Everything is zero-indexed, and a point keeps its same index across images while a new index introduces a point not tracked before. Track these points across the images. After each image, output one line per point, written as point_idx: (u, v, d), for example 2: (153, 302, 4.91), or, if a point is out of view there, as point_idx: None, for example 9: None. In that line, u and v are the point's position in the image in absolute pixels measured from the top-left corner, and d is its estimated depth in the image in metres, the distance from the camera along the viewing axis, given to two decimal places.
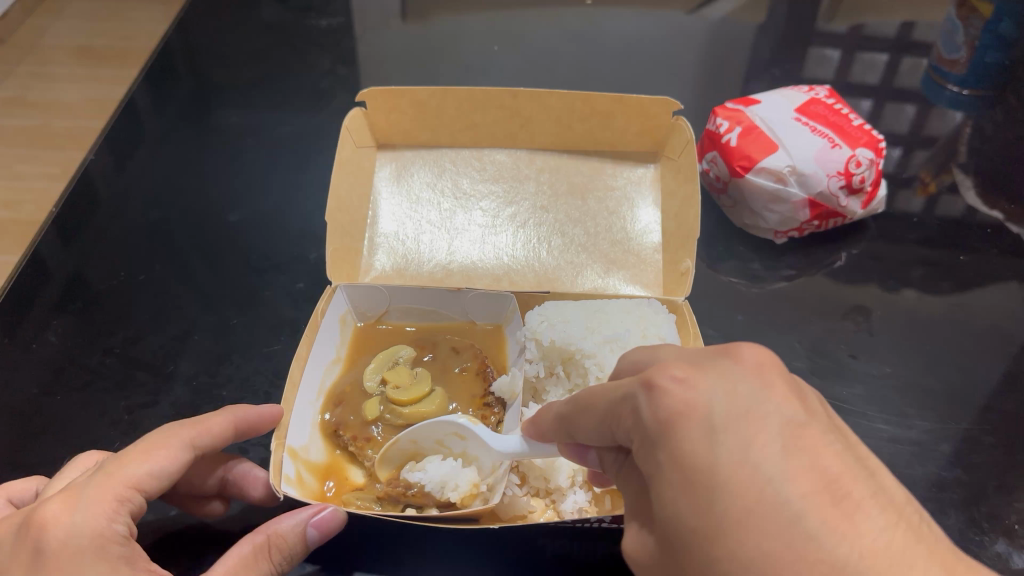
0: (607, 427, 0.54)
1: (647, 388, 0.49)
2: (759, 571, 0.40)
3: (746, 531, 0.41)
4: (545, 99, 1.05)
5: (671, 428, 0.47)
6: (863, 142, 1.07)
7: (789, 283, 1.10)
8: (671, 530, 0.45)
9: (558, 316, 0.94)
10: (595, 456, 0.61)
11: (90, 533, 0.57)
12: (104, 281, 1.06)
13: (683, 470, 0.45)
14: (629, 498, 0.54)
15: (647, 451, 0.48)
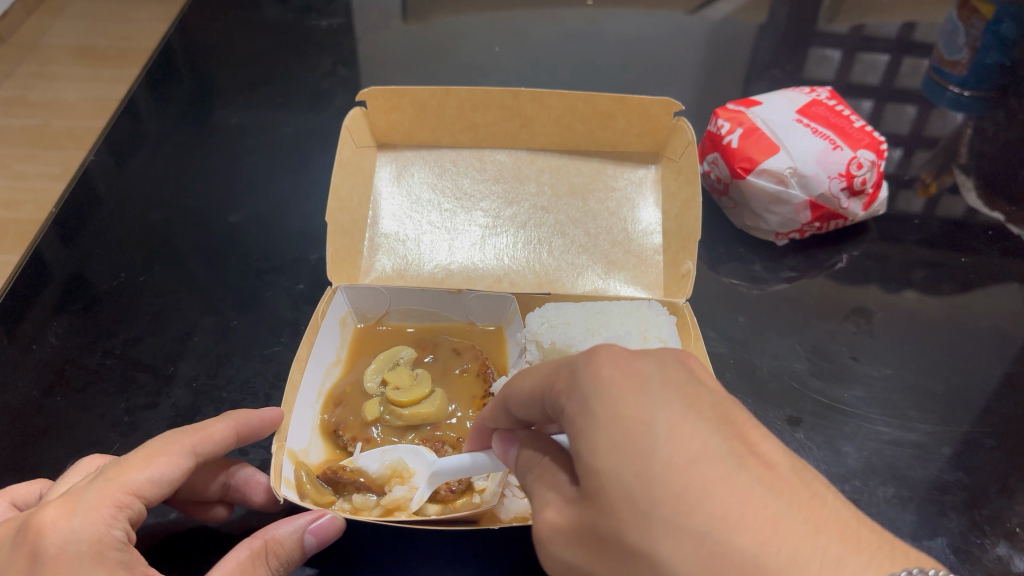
0: (539, 394, 0.54)
1: (590, 353, 0.50)
2: (703, 514, 0.41)
3: (690, 478, 0.42)
4: (546, 100, 1.05)
5: (611, 383, 0.47)
6: (865, 144, 1.07)
7: (790, 284, 1.10)
8: (602, 478, 0.45)
9: (558, 317, 0.94)
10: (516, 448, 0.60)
11: (89, 539, 0.58)
12: (104, 281, 1.06)
13: (622, 419, 0.45)
14: (539, 494, 0.53)
15: (577, 403, 0.48)
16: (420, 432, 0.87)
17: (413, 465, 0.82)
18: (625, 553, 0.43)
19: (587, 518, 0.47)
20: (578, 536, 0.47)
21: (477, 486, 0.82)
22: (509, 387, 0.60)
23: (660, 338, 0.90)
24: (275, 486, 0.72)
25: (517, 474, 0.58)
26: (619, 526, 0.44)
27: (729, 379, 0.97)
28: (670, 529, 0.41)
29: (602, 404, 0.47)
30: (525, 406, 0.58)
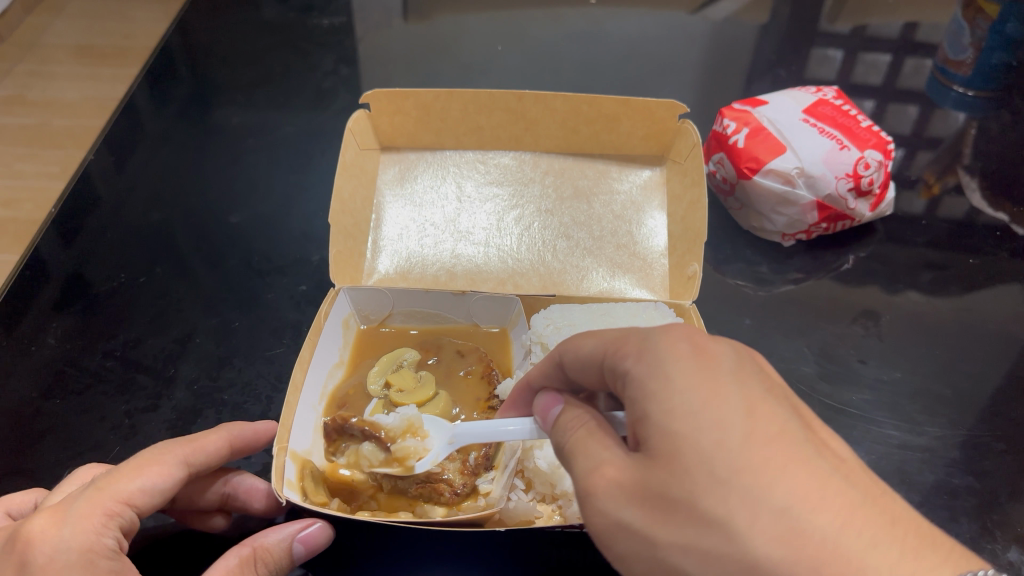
0: (604, 358, 0.57)
1: (667, 330, 0.54)
2: (784, 489, 0.45)
3: (769, 454, 0.46)
4: (550, 102, 1.04)
5: (690, 358, 0.51)
6: (872, 144, 1.06)
7: (796, 286, 1.09)
8: (678, 441, 0.48)
9: (563, 320, 0.93)
10: (561, 412, 0.61)
11: (78, 547, 0.57)
12: (104, 282, 1.04)
13: (703, 391, 0.49)
14: (586, 458, 0.54)
15: (652, 370, 0.51)
16: None
17: (427, 426, 0.82)
18: (692, 515, 0.46)
19: (649, 479, 0.49)
20: (636, 496, 0.49)
21: (483, 489, 0.82)
22: (566, 349, 0.62)
23: None
24: (277, 488, 0.71)
25: (559, 437, 0.59)
26: (691, 489, 0.46)
27: None
28: (748, 499, 0.45)
29: (681, 373, 0.50)
30: (583, 369, 0.60)
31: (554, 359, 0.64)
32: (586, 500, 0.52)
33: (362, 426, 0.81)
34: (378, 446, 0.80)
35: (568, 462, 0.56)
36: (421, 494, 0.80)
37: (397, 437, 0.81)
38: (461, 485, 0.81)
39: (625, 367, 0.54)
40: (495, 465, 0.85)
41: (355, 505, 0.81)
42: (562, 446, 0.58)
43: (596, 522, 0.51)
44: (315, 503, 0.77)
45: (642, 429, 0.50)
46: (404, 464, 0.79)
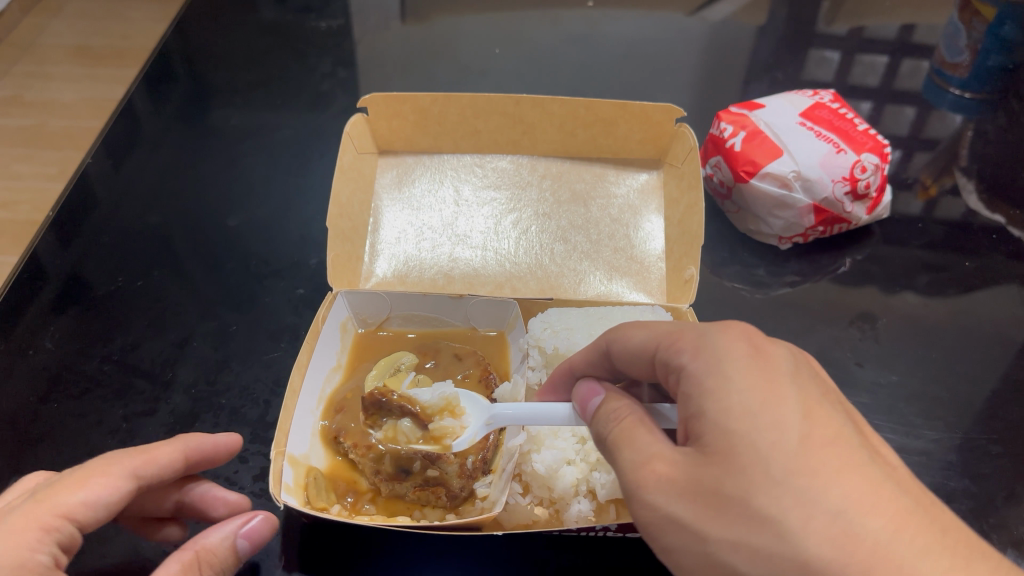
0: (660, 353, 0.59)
1: (724, 330, 0.56)
2: (838, 491, 0.46)
3: (822, 457, 0.48)
4: (547, 106, 1.04)
5: (748, 358, 0.53)
6: (869, 147, 1.06)
7: (793, 289, 1.09)
8: (735, 439, 0.49)
9: (561, 324, 0.95)
10: (605, 401, 0.61)
11: (9, 563, 0.52)
12: (103, 286, 1.05)
13: (761, 392, 0.51)
14: (632, 449, 0.55)
15: (709, 367, 0.53)
16: None
17: (465, 403, 0.82)
18: (743, 512, 0.47)
19: (700, 474, 0.49)
20: (685, 490, 0.50)
21: (480, 493, 0.83)
22: (619, 342, 0.65)
23: None
24: (274, 492, 0.72)
25: (600, 426, 0.60)
26: (745, 486, 0.47)
27: None
28: (803, 499, 0.46)
29: (739, 371, 0.52)
30: (635, 363, 0.63)
31: (603, 349, 0.68)
32: (630, 492, 0.52)
33: (399, 402, 0.81)
34: (416, 423, 0.81)
35: (610, 454, 0.57)
36: (420, 498, 0.81)
37: (434, 413, 0.81)
38: (459, 488, 0.81)
39: (681, 363, 0.56)
40: (493, 469, 0.86)
41: (352, 507, 0.81)
42: (604, 436, 0.58)
43: (640, 513, 0.51)
44: (312, 507, 0.78)
45: (697, 424, 0.52)
46: (441, 444, 0.80)
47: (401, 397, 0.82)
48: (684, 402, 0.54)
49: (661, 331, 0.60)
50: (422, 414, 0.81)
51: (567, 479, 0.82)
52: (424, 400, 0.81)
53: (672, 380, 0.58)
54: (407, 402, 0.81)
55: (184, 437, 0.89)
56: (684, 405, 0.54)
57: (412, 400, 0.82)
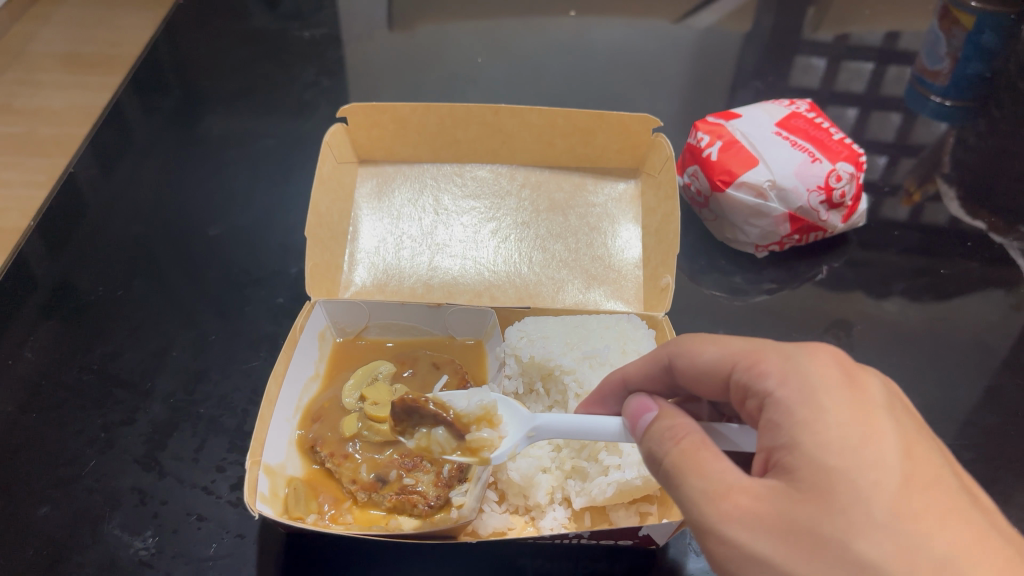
0: (739, 377, 0.58)
1: (812, 353, 0.55)
2: (943, 539, 0.45)
3: (924, 499, 0.47)
4: (525, 115, 1.05)
5: (844, 388, 0.52)
6: (844, 157, 1.07)
7: (770, 297, 1.10)
8: (834, 477, 0.48)
9: (538, 332, 0.93)
10: (660, 417, 0.59)
11: None
12: (83, 295, 1.05)
13: (860, 427, 0.50)
14: (701, 476, 0.52)
15: (802, 397, 0.52)
16: (398, 448, 0.85)
17: (503, 412, 0.75)
18: (842, 556, 0.45)
19: (793, 512, 0.48)
20: (775, 529, 0.48)
21: (456, 501, 0.81)
22: (688, 355, 0.64)
23: (638, 353, 0.89)
24: (249, 502, 0.72)
25: (653, 445, 0.57)
26: (847, 528, 0.46)
27: None
28: (907, 544, 0.45)
29: (836, 405, 0.51)
30: (703, 379, 0.63)
31: (663, 362, 0.67)
32: (704, 527, 0.50)
33: (431, 407, 0.75)
34: (451, 432, 0.74)
35: (671, 478, 0.55)
36: (396, 506, 0.81)
37: (470, 422, 0.74)
38: (435, 497, 0.81)
39: (766, 387, 0.55)
40: (470, 478, 0.84)
41: (329, 516, 0.81)
42: (660, 457, 0.56)
43: (718, 551, 0.49)
44: (290, 517, 0.78)
45: (788, 456, 0.51)
46: (479, 456, 0.72)
47: (436, 402, 0.75)
48: (770, 432, 0.53)
49: (741, 349, 0.59)
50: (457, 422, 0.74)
51: (543, 488, 0.83)
52: (460, 407, 0.75)
53: (751, 402, 0.56)
54: (439, 408, 0.75)
55: (162, 446, 0.89)
56: (770, 434, 0.53)
57: (447, 406, 0.75)
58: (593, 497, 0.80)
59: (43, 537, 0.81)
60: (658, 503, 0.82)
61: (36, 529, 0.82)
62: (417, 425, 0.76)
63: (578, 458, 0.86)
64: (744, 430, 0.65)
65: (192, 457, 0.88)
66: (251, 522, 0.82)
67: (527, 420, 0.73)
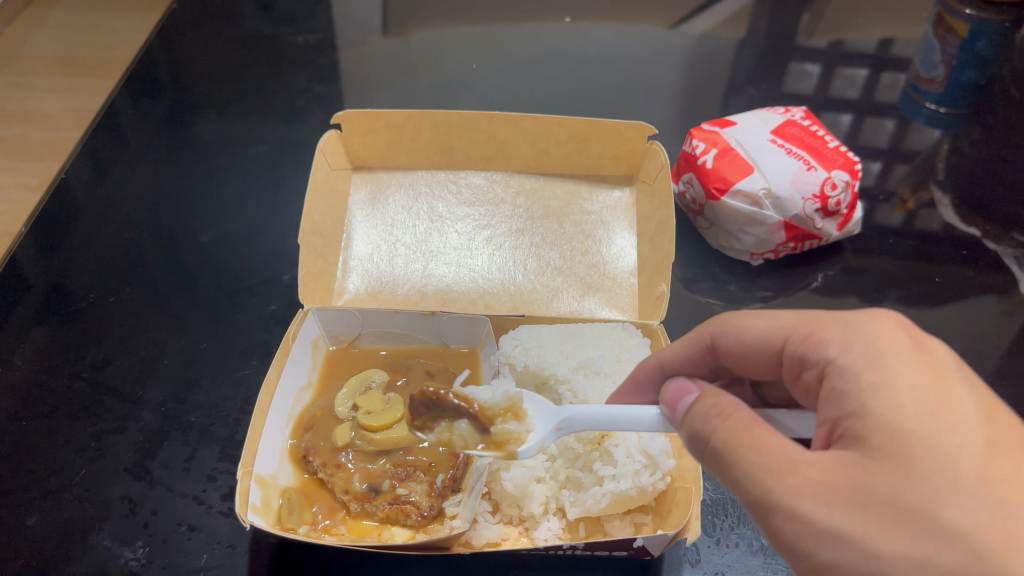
0: (798, 349, 0.58)
1: (872, 318, 0.55)
2: None
3: (1009, 463, 0.46)
4: (519, 122, 1.05)
5: (910, 352, 0.52)
6: (839, 165, 1.08)
7: (765, 305, 1.09)
8: (913, 442, 0.47)
9: (532, 340, 0.92)
10: (700, 398, 0.58)
11: None
12: (74, 302, 1.04)
13: (935, 393, 0.49)
14: (757, 450, 0.51)
15: (869, 363, 0.52)
16: (392, 457, 0.84)
17: (529, 406, 0.72)
18: (928, 524, 0.44)
19: (870, 481, 0.46)
20: (850, 501, 0.46)
21: (449, 512, 0.81)
22: (736, 331, 0.64)
23: (633, 362, 0.89)
24: (240, 512, 0.72)
25: (699, 426, 0.56)
26: (931, 495, 0.45)
27: None
28: (998, 508, 0.44)
29: (905, 367, 0.51)
30: (751, 356, 0.63)
31: (705, 342, 0.68)
32: (770, 502, 0.49)
33: (454, 400, 0.71)
34: (474, 424, 0.70)
35: (720, 457, 0.53)
36: (388, 516, 0.80)
37: (495, 416, 0.71)
38: (428, 506, 0.80)
39: (826, 354, 0.55)
40: (463, 488, 0.84)
41: (322, 527, 0.80)
42: (708, 437, 0.55)
43: (790, 528, 0.47)
44: (282, 529, 0.77)
45: (858, 423, 0.50)
46: (505, 450, 0.69)
47: (461, 395, 0.72)
48: (834, 402, 0.52)
49: (795, 320, 0.60)
50: (481, 414, 0.70)
51: (537, 499, 0.82)
52: (484, 398, 0.71)
53: (809, 373, 0.57)
54: (463, 401, 0.71)
55: (153, 455, 0.89)
56: (836, 403, 0.52)
57: (470, 400, 0.72)
58: (588, 508, 0.79)
59: (33, 547, 0.80)
60: (652, 513, 0.81)
61: (26, 538, 0.81)
62: (439, 417, 0.72)
63: (572, 468, 0.85)
64: (793, 413, 0.64)
65: (183, 466, 0.88)
66: (243, 533, 0.81)
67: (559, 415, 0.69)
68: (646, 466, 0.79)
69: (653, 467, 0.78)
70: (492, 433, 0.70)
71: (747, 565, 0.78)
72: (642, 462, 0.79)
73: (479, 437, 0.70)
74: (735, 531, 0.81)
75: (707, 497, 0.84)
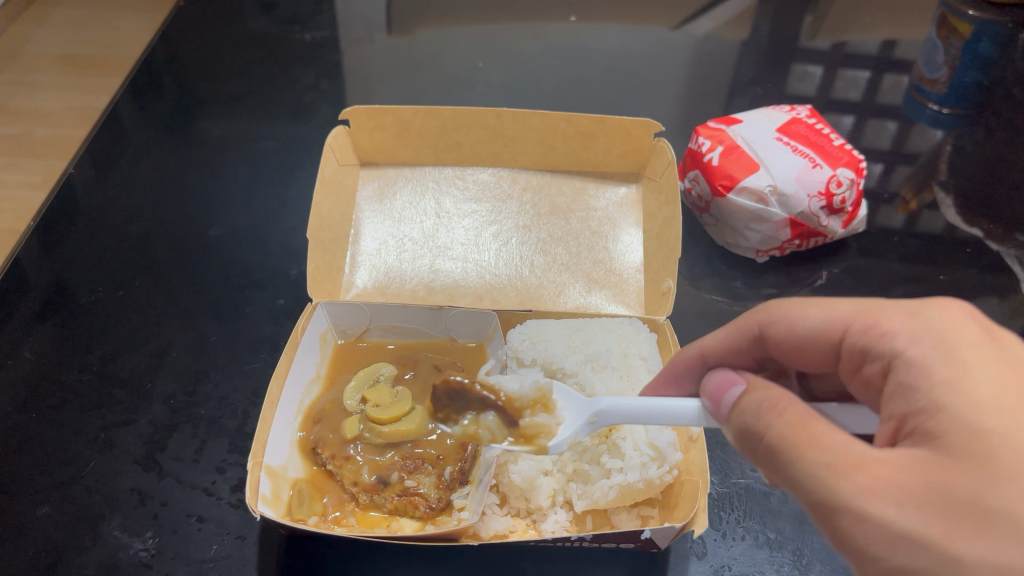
0: (861, 341, 0.58)
1: (939, 308, 0.55)
2: None
3: None
4: (527, 119, 1.06)
5: (983, 343, 0.51)
6: (844, 163, 1.08)
7: (770, 301, 1.09)
8: (990, 439, 0.46)
9: (540, 335, 0.92)
10: (753, 389, 0.58)
11: None
12: (83, 295, 1.05)
13: (1013, 389, 0.48)
14: (821, 449, 0.50)
15: (940, 357, 0.52)
16: (400, 450, 0.84)
17: (557, 395, 0.79)
18: (1011, 526, 0.43)
19: (945, 482, 0.46)
20: (925, 503, 0.45)
21: (457, 503, 0.81)
22: (791, 322, 0.65)
23: (640, 356, 0.89)
24: (250, 503, 0.73)
25: (752, 420, 0.57)
26: (1013, 496, 0.43)
27: None
28: None
29: (979, 362, 0.50)
30: (807, 348, 0.64)
31: (753, 333, 0.68)
32: (838, 504, 0.48)
33: (480, 391, 0.81)
34: (501, 417, 0.80)
35: (777, 453, 0.53)
36: (397, 508, 0.80)
37: (523, 407, 0.79)
38: (436, 499, 0.80)
39: (892, 347, 0.55)
40: (471, 480, 0.84)
41: (332, 519, 0.81)
42: (762, 434, 0.55)
43: (858, 530, 0.47)
44: (292, 519, 0.78)
45: (929, 420, 0.49)
46: (534, 444, 0.77)
47: (488, 387, 0.81)
48: (902, 398, 0.52)
49: (857, 310, 0.60)
50: (508, 407, 0.79)
51: (544, 491, 0.82)
52: (511, 390, 0.79)
53: (872, 366, 0.57)
54: (490, 392, 0.80)
55: (162, 447, 0.89)
56: (904, 399, 0.52)
57: (498, 390, 0.80)
58: (595, 500, 0.79)
59: (43, 538, 0.81)
60: (659, 506, 0.82)
61: (35, 529, 0.82)
62: (464, 409, 0.83)
63: (580, 461, 0.85)
64: (844, 408, 0.64)
65: (192, 458, 0.88)
66: (252, 524, 0.82)
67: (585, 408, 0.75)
68: (653, 459, 0.80)
69: (660, 460, 0.79)
70: (518, 428, 0.78)
71: (754, 559, 0.79)
72: (650, 455, 0.80)
73: (507, 432, 0.79)
74: (741, 525, 0.82)
75: (714, 491, 0.85)
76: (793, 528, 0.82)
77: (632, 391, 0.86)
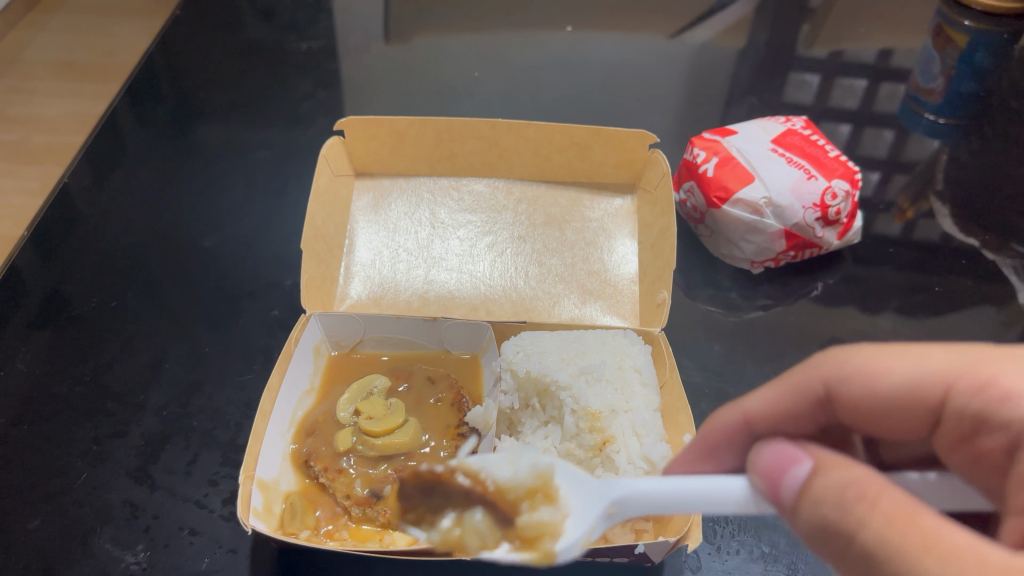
0: (973, 409, 0.50)
1: None
2: None
3: None
4: (522, 130, 1.06)
5: None
6: (839, 175, 1.08)
7: (765, 312, 1.09)
8: None
9: (534, 347, 0.91)
10: (828, 467, 0.48)
11: None
12: (76, 306, 1.04)
13: None
14: (950, 549, 0.40)
15: None
16: (393, 462, 0.84)
17: (562, 481, 0.63)
18: None
19: None
20: None
21: None
22: (875, 378, 0.56)
23: (634, 369, 0.88)
24: (244, 517, 0.72)
25: (835, 507, 0.45)
26: None
27: (704, 411, 0.95)
28: None
29: None
30: (892, 411, 0.55)
31: (817, 392, 0.59)
32: None
33: (459, 481, 0.62)
34: (492, 515, 0.61)
35: (877, 552, 0.42)
36: (390, 521, 0.80)
37: (519, 499, 0.62)
38: None
39: (1018, 413, 0.48)
40: None
41: (324, 532, 0.80)
42: (851, 527, 0.44)
43: None
44: (284, 533, 0.77)
45: None
46: (538, 549, 0.59)
47: (471, 471, 0.63)
48: None
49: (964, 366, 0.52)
50: (498, 502, 0.61)
51: None
52: (502, 478, 0.62)
53: (991, 439, 0.49)
54: (470, 480, 0.63)
55: (154, 460, 0.89)
56: None
57: (480, 478, 0.63)
58: None
59: (33, 551, 0.80)
60: (654, 520, 0.81)
61: (26, 542, 0.81)
62: (443, 508, 0.62)
63: None
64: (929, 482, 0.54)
65: (185, 470, 0.88)
66: (244, 537, 0.81)
67: (602, 494, 0.59)
68: (647, 473, 0.79)
69: (655, 473, 0.79)
70: (518, 530, 0.60)
71: (748, 572, 0.79)
72: (644, 469, 0.79)
73: (503, 538, 0.61)
74: (736, 538, 0.82)
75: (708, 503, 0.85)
76: (787, 541, 0.81)
77: (627, 403, 0.85)
